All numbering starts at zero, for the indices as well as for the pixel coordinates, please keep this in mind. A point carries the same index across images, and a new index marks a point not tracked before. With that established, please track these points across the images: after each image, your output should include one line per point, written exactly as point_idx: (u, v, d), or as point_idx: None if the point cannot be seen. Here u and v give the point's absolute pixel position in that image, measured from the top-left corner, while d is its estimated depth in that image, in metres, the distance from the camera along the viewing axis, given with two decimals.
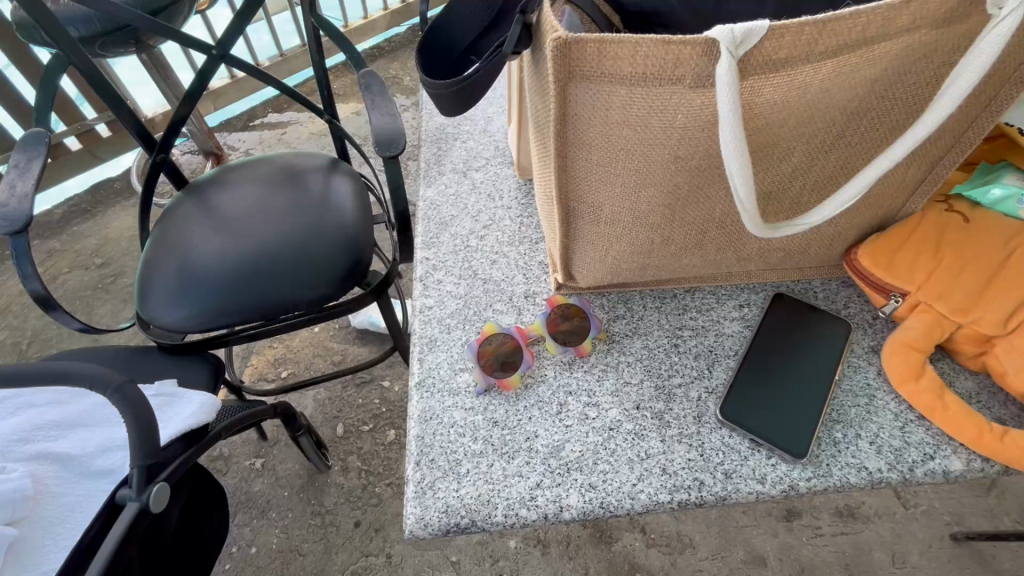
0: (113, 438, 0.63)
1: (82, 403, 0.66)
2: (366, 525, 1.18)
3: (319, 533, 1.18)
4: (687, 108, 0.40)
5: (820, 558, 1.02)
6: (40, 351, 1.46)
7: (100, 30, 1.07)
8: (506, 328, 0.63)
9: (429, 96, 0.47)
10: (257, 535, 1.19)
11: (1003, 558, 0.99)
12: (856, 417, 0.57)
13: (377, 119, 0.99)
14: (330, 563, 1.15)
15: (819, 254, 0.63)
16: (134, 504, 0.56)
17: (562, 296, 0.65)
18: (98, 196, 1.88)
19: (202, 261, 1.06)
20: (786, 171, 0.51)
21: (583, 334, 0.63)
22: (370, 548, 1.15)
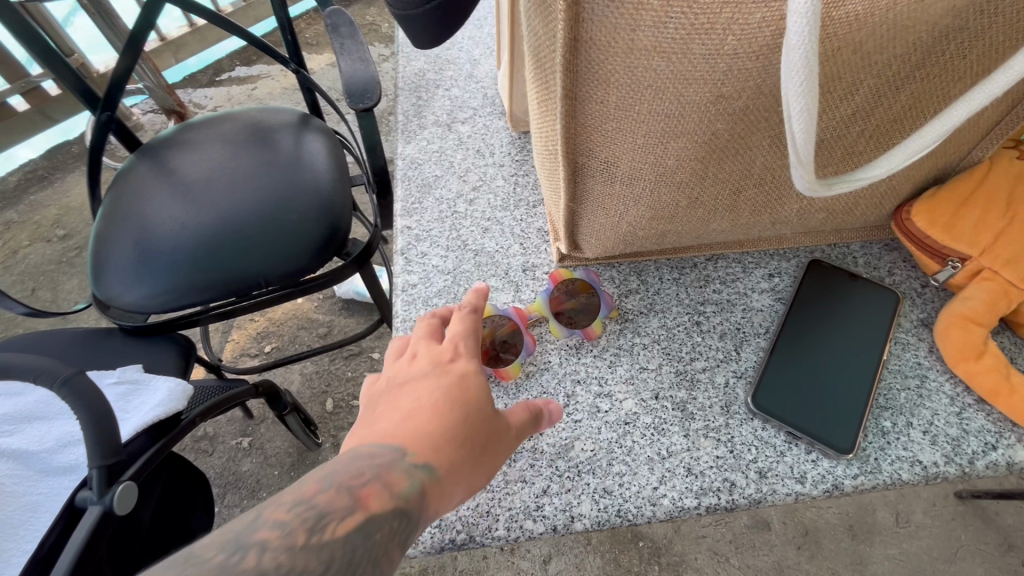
0: (71, 431, 0.58)
1: (35, 395, 0.60)
2: None
3: None
4: (741, 26, 0.30)
5: (824, 521, 0.97)
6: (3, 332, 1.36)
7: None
8: (502, 310, 0.55)
9: (397, 21, 0.36)
10: None
11: (1006, 514, 0.94)
12: (907, 402, 0.50)
13: (347, 65, 0.86)
14: None
15: (865, 214, 0.54)
16: (96, 508, 0.50)
17: (567, 270, 0.57)
18: (56, 161, 1.73)
19: (160, 233, 0.95)
20: (845, 114, 0.41)
21: (591, 313, 0.55)
22: None
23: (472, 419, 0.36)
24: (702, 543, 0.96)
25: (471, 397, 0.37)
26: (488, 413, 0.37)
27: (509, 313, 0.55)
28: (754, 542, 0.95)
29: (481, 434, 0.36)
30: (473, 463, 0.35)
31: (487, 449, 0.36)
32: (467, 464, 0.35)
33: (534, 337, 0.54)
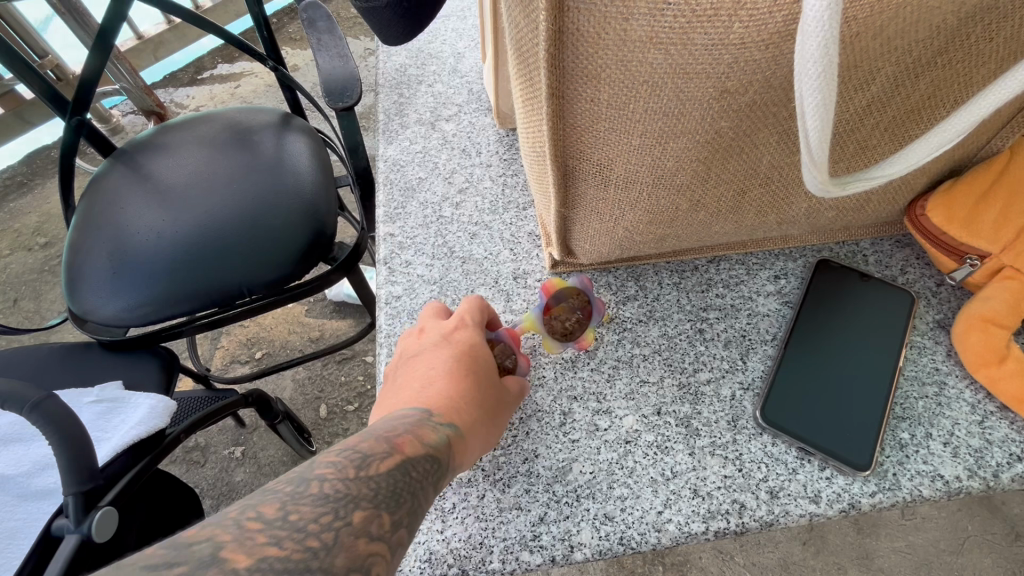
0: (48, 453, 0.55)
1: (6, 418, 0.57)
2: None
3: None
4: (748, 10, 0.26)
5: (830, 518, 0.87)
6: None
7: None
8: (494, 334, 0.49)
9: (362, 14, 0.33)
10: None
11: (1014, 503, 0.86)
12: (925, 412, 0.47)
13: (326, 62, 0.82)
14: None
15: (876, 211, 0.51)
16: (73, 537, 0.48)
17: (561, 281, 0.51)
18: (35, 167, 1.68)
19: (136, 242, 0.91)
20: (860, 105, 0.37)
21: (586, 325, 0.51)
22: None
23: (484, 384, 0.42)
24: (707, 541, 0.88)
25: (480, 365, 0.43)
26: (494, 380, 0.44)
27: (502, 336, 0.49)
28: (759, 541, 0.87)
29: (491, 398, 0.43)
30: (486, 421, 0.41)
31: (495, 412, 0.43)
32: (481, 421, 0.41)
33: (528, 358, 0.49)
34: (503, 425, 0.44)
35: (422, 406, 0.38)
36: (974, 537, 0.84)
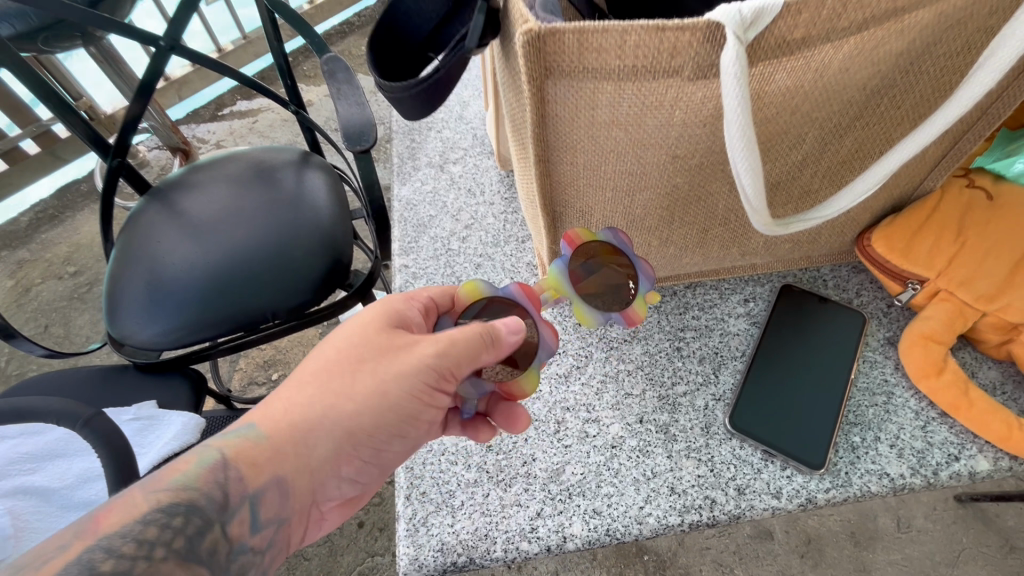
0: (90, 468, 0.61)
1: (51, 435, 0.63)
2: (370, 523, 1.06)
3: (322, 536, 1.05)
4: (685, 103, 0.34)
5: (826, 529, 0.89)
6: (19, 371, 1.32)
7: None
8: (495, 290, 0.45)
9: (388, 100, 0.41)
10: None
11: (1007, 516, 0.87)
12: (874, 418, 0.53)
13: (345, 109, 0.92)
14: (336, 565, 1.03)
15: (829, 242, 0.58)
16: None
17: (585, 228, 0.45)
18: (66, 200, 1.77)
19: (171, 272, 0.99)
20: (796, 160, 0.45)
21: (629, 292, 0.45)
22: (376, 547, 1.04)
23: (337, 375, 0.40)
24: (707, 555, 0.88)
25: (355, 344, 0.40)
26: (376, 354, 0.40)
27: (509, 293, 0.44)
28: (758, 553, 0.87)
29: (348, 388, 0.39)
30: (330, 404, 0.39)
31: (364, 397, 0.39)
32: (317, 421, 0.39)
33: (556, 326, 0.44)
34: (392, 407, 0.40)
35: (230, 428, 0.39)
36: (969, 549, 0.86)
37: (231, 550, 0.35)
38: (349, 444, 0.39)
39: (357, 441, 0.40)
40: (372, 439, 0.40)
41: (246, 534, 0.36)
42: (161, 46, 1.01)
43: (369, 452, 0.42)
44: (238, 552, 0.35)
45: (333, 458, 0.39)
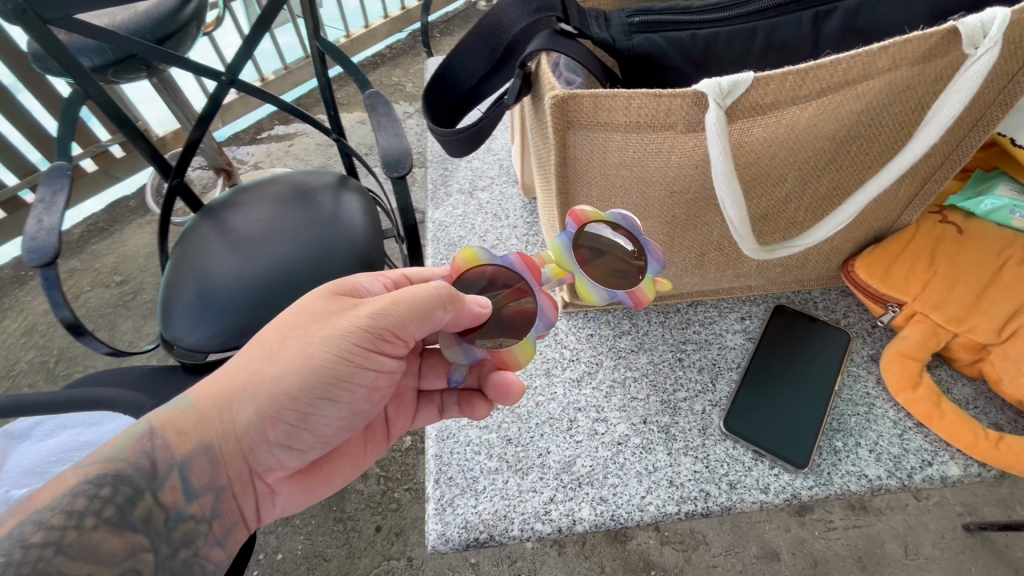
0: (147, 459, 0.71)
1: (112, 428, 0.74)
2: (387, 529, 1.08)
3: (341, 539, 1.08)
4: (680, 150, 0.42)
5: (834, 552, 0.92)
6: (66, 371, 1.39)
7: (110, 59, 1.12)
8: (495, 258, 0.47)
9: (438, 142, 0.49)
10: (281, 541, 1.08)
11: (1018, 548, 0.90)
12: (856, 425, 0.59)
13: (384, 139, 1.02)
14: (353, 568, 1.05)
15: (817, 267, 0.65)
16: None
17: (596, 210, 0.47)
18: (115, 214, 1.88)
19: (220, 282, 1.09)
20: (780, 196, 0.52)
21: (635, 276, 0.48)
22: (391, 552, 1.06)
23: (266, 345, 0.47)
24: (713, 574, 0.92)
25: (296, 312, 0.47)
26: (311, 321, 0.47)
27: (510, 263, 0.46)
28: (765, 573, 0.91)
29: (275, 355, 0.46)
30: (254, 367, 0.46)
31: (288, 359, 0.45)
32: (241, 387, 0.46)
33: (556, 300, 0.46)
34: (314, 368, 0.46)
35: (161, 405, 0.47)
36: None
37: (167, 516, 0.43)
38: (269, 404, 0.46)
39: (279, 403, 0.46)
40: (296, 401, 0.46)
41: (182, 501, 0.44)
42: (223, 80, 1.13)
43: (295, 415, 0.47)
44: (176, 519, 0.44)
45: (255, 421, 0.46)
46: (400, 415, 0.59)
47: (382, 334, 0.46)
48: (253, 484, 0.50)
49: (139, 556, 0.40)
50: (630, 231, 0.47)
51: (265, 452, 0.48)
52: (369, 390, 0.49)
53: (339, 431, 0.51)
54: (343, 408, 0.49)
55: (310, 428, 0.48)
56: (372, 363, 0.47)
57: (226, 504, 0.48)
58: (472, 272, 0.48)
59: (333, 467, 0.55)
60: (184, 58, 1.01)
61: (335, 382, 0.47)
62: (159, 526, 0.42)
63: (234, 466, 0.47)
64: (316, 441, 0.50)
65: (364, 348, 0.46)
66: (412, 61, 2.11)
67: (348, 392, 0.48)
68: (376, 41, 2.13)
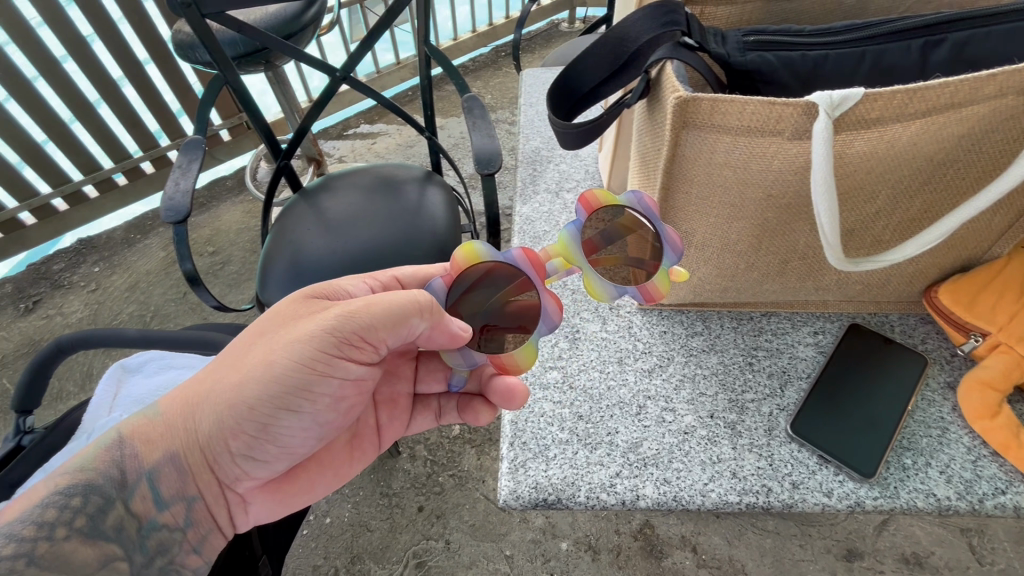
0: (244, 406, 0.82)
1: None
2: (429, 510, 1.17)
3: (385, 512, 1.17)
4: (784, 154, 0.47)
5: None
6: (161, 324, 1.55)
7: (242, 51, 1.28)
8: (495, 255, 0.55)
9: (556, 133, 0.56)
10: (331, 507, 1.19)
11: None
12: (927, 446, 0.60)
13: (477, 139, 1.09)
14: (394, 542, 1.14)
15: (898, 289, 0.67)
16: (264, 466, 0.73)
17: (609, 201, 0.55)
18: (213, 191, 2.05)
19: (313, 255, 1.18)
20: (871, 212, 0.55)
21: (651, 262, 0.56)
22: (430, 532, 1.14)
23: (238, 353, 0.57)
24: None
25: (273, 317, 0.58)
26: (281, 324, 0.56)
27: (512, 258, 0.54)
28: None
29: (238, 365, 0.56)
30: (217, 376, 0.56)
31: (253, 364, 0.55)
32: (204, 399, 0.56)
33: (559, 302, 0.54)
34: (275, 376, 0.54)
35: (130, 418, 0.58)
36: None
37: (139, 524, 0.55)
38: (229, 413, 0.55)
39: (238, 412, 0.55)
40: (256, 411, 0.55)
41: (151, 511, 0.56)
42: (336, 76, 1.25)
43: (255, 425, 0.56)
44: (148, 527, 0.56)
45: (216, 431, 0.56)
46: (393, 421, 0.70)
47: (347, 338, 0.54)
48: (224, 493, 0.60)
49: (110, 563, 0.52)
50: (645, 214, 0.54)
51: (230, 462, 0.58)
52: (333, 400, 0.58)
53: (303, 441, 0.60)
54: (305, 420, 0.58)
55: (272, 439, 0.58)
56: (335, 371, 0.56)
57: (198, 513, 0.59)
58: (473, 266, 0.55)
59: (308, 477, 0.64)
60: (305, 51, 1.14)
61: (295, 393, 0.55)
62: (131, 534, 0.54)
63: (201, 477, 0.58)
64: (279, 452, 0.59)
65: (326, 354, 0.54)
66: (493, 74, 2.24)
67: (309, 403, 0.57)
68: (462, 53, 2.27)
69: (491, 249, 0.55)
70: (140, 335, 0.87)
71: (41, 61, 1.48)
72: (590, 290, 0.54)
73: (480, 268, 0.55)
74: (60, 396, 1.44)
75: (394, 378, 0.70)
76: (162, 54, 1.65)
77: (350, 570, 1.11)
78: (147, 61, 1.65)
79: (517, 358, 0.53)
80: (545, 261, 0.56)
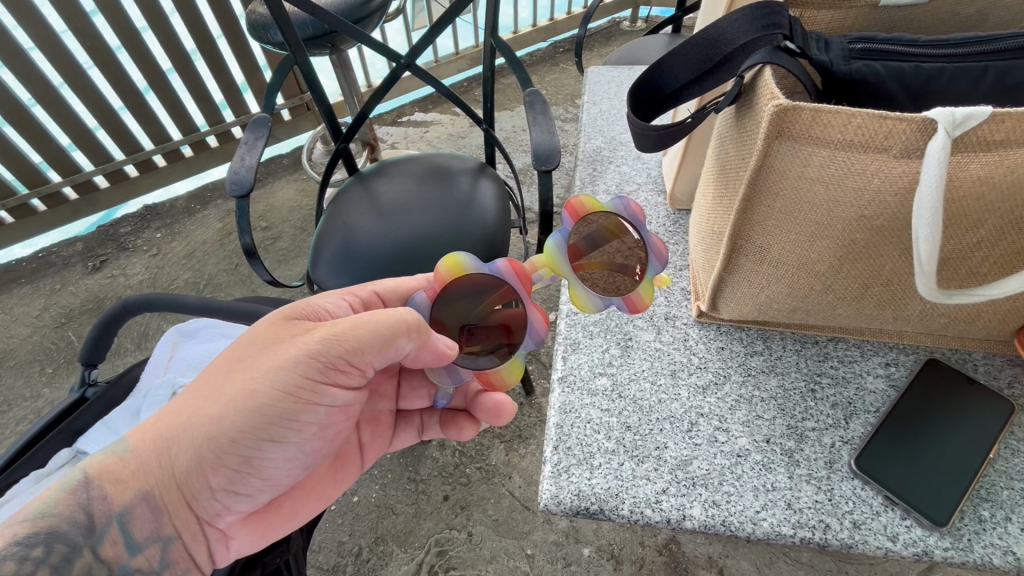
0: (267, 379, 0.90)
1: None
2: (454, 500, 1.17)
3: (411, 498, 1.19)
4: (884, 174, 0.44)
5: None
6: (212, 293, 1.61)
7: (312, 33, 1.30)
8: (480, 267, 0.58)
9: (633, 135, 0.55)
10: (359, 486, 1.21)
11: None
12: (1008, 500, 0.55)
13: (537, 134, 1.08)
14: (417, 528, 1.15)
15: (987, 327, 0.62)
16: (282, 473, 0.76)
17: (591, 211, 0.60)
18: (269, 168, 2.11)
19: (362, 239, 1.19)
20: (970, 242, 0.50)
21: (635, 270, 0.61)
22: (453, 522, 1.14)
23: (213, 383, 0.55)
24: None
25: (252, 340, 0.57)
26: (261, 348, 0.56)
27: (498, 269, 0.58)
28: None
29: (215, 393, 0.55)
30: (192, 406, 0.55)
31: (235, 391, 0.54)
32: (181, 430, 0.54)
33: (547, 317, 0.58)
34: (257, 407, 0.54)
35: (93, 454, 0.55)
36: None
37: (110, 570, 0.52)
38: (210, 445, 0.54)
39: (217, 444, 0.54)
40: (238, 444, 0.55)
41: (123, 556, 0.53)
42: (400, 62, 1.26)
43: (240, 459, 0.56)
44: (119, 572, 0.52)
45: (196, 463, 0.54)
46: (376, 439, 0.73)
47: (332, 364, 0.56)
48: (203, 530, 0.58)
49: None
50: (632, 221, 0.60)
51: (211, 497, 0.57)
52: (318, 429, 0.59)
53: (286, 470, 0.60)
54: (290, 449, 0.58)
55: (256, 471, 0.58)
56: (323, 398, 0.57)
57: (175, 554, 0.57)
58: (455, 278, 0.59)
59: (290, 503, 0.65)
60: (373, 36, 1.14)
61: (281, 423, 0.56)
62: None
63: (178, 515, 0.56)
64: (264, 484, 0.60)
65: (312, 379, 0.55)
66: (550, 70, 2.22)
67: (296, 432, 0.57)
68: (521, 46, 2.25)
69: (475, 261, 0.58)
70: (197, 303, 0.90)
71: (122, 29, 1.54)
72: (576, 301, 0.59)
73: (463, 279, 0.59)
74: (117, 352, 1.52)
75: (376, 397, 0.73)
76: (235, 33, 1.70)
77: (374, 550, 1.13)
78: (219, 36, 1.71)
79: (504, 374, 0.58)
80: (531, 272, 0.60)
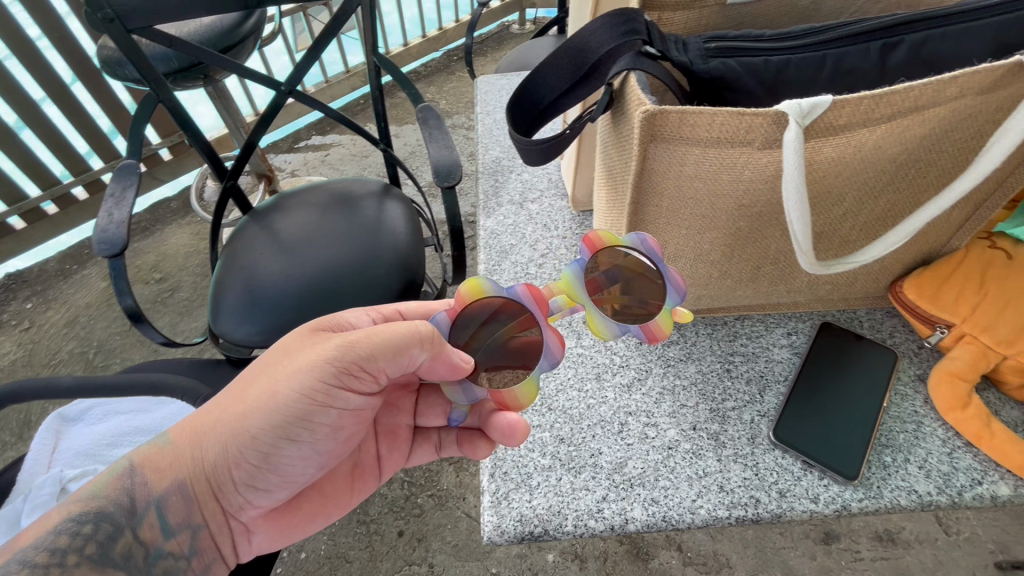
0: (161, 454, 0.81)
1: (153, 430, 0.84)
2: (409, 534, 1.12)
3: (363, 541, 1.12)
4: (753, 165, 0.46)
5: None
6: (105, 361, 1.44)
7: (176, 66, 1.19)
8: (499, 289, 0.52)
9: (518, 150, 0.54)
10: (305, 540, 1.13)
11: None
12: (905, 442, 0.60)
13: (435, 150, 1.05)
14: (375, 571, 1.08)
15: (864, 286, 0.67)
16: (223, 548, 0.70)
17: (614, 240, 0.52)
18: (156, 214, 1.92)
19: (266, 280, 1.10)
20: (837, 215, 0.54)
21: (654, 302, 0.53)
22: (413, 557, 1.09)
23: (242, 386, 0.53)
24: None
25: (276, 350, 0.54)
26: (284, 354, 0.53)
27: (516, 294, 0.52)
28: None
29: (242, 396, 0.52)
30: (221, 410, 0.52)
31: (258, 395, 0.51)
32: (212, 426, 0.52)
33: (562, 337, 0.52)
34: (277, 407, 0.51)
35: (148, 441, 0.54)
36: None
37: (146, 552, 0.49)
38: (234, 442, 0.51)
39: (241, 442, 0.51)
40: (259, 440, 0.51)
41: (159, 539, 0.50)
42: (281, 89, 1.17)
43: (257, 455, 0.52)
44: (155, 555, 0.49)
45: (224, 458, 0.52)
46: (395, 452, 0.66)
47: (348, 369, 0.51)
48: (227, 523, 0.55)
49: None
50: (651, 257, 0.52)
51: (233, 491, 0.53)
52: (332, 429, 0.54)
53: (304, 470, 0.55)
54: (305, 448, 0.54)
55: (273, 468, 0.53)
56: (335, 401, 0.52)
57: (203, 543, 0.53)
58: (478, 302, 0.52)
59: (310, 507, 0.60)
60: (245, 64, 1.06)
61: (297, 423, 0.51)
62: (140, 563, 0.48)
63: (207, 505, 0.53)
64: (281, 481, 0.55)
65: (326, 384, 0.51)
66: (446, 79, 2.19)
67: (310, 432, 0.53)
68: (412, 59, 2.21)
69: (495, 282, 0.52)
70: (77, 384, 0.79)
71: None
72: (593, 328, 0.52)
73: (481, 302, 0.53)
74: None
75: (393, 410, 0.66)
76: (89, 71, 1.53)
77: None
78: (73, 80, 1.53)
79: (518, 395, 0.51)
80: (548, 296, 0.54)
